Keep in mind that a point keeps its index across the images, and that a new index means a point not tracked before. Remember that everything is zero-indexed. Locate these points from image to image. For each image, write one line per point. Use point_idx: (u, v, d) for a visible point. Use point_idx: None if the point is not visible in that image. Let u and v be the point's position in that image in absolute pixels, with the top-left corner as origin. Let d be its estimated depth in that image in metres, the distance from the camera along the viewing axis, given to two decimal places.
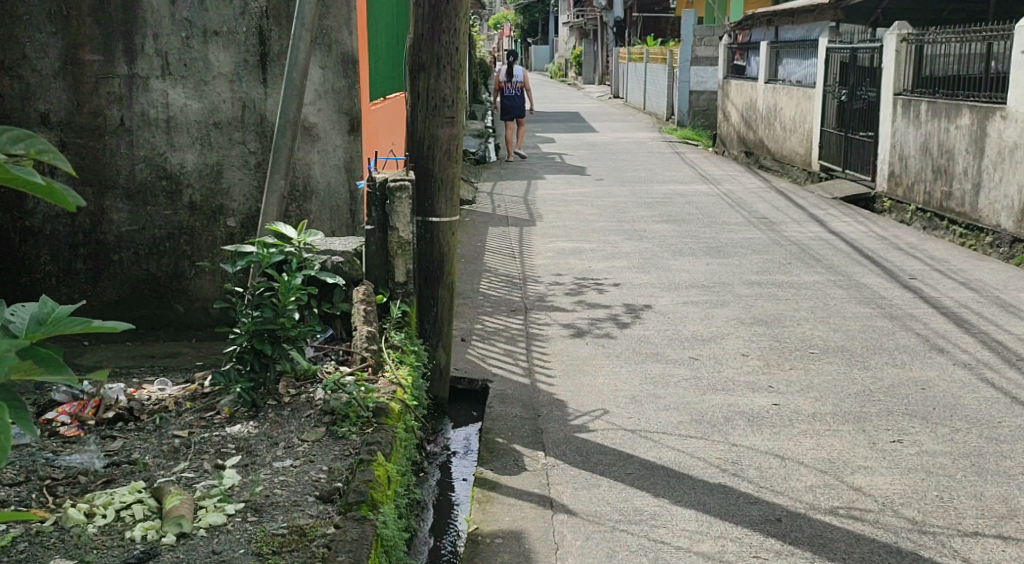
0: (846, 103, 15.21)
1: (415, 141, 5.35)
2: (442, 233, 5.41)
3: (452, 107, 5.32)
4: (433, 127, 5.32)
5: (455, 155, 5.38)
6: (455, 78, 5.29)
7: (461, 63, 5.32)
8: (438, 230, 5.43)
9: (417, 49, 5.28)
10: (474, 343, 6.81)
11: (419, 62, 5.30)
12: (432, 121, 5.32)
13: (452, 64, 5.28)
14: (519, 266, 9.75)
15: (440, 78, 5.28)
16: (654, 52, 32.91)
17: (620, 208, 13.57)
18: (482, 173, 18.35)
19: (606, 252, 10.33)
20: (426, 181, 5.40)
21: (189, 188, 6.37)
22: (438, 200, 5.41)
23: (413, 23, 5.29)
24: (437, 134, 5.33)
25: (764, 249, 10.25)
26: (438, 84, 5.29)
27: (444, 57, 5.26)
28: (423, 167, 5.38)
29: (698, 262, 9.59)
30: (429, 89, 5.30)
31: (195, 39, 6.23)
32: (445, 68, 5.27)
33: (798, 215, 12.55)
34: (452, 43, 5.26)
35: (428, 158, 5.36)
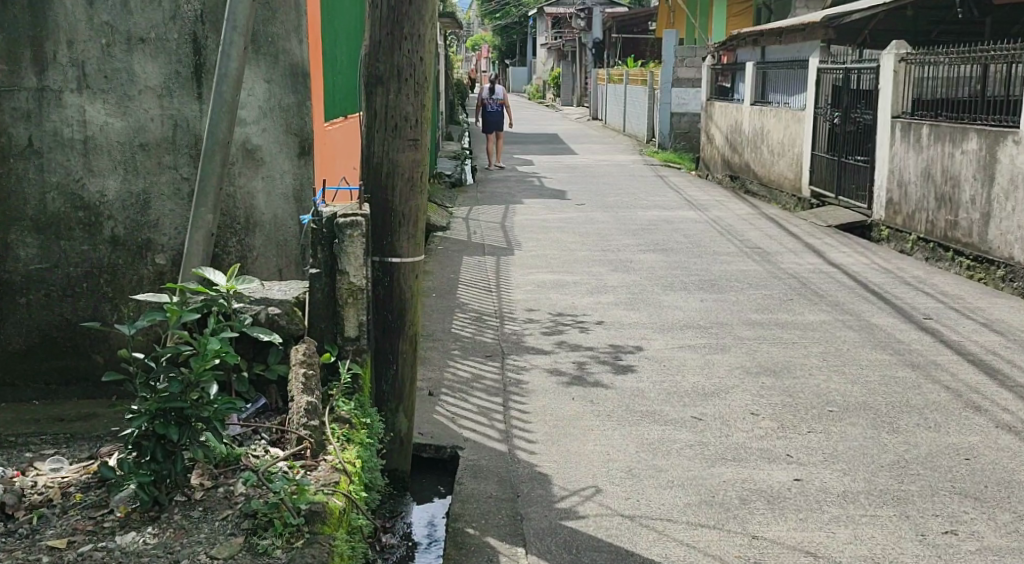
0: (839, 125, 14.48)
1: (372, 168, 4.54)
2: (404, 276, 4.60)
3: (416, 126, 4.51)
4: (395, 149, 4.51)
5: (419, 182, 4.58)
6: (419, 91, 4.49)
7: (427, 75, 4.51)
8: (398, 273, 4.59)
9: (373, 58, 4.47)
10: (442, 396, 5.92)
11: (375, 75, 4.48)
12: (393, 142, 4.50)
13: (416, 76, 4.47)
14: (496, 301, 8.89)
15: (403, 90, 4.47)
16: (633, 73, 32.24)
17: (603, 235, 12.76)
18: (458, 196, 17.54)
19: (590, 286, 9.48)
20: (385, 215, 4.59)
21: (110, 220, 5.50)
22: (399, 238, 4.60)
23: (368, 27, 4.47)
24: (399, 157, 4.51)
25: (761, 283, 9.43)
26: (399, 99, 4.47)
27: (406, 69, 4.45)
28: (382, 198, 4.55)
29: (692, 298, 8.77)
30: (388, 107, 4.49)
31: (117, 46, 5.40)
32: (409, 79, 4.46)
33: (793, 245, 11.77)
34: (416, 50, 4.45)
35: (388, 188, 4.55)
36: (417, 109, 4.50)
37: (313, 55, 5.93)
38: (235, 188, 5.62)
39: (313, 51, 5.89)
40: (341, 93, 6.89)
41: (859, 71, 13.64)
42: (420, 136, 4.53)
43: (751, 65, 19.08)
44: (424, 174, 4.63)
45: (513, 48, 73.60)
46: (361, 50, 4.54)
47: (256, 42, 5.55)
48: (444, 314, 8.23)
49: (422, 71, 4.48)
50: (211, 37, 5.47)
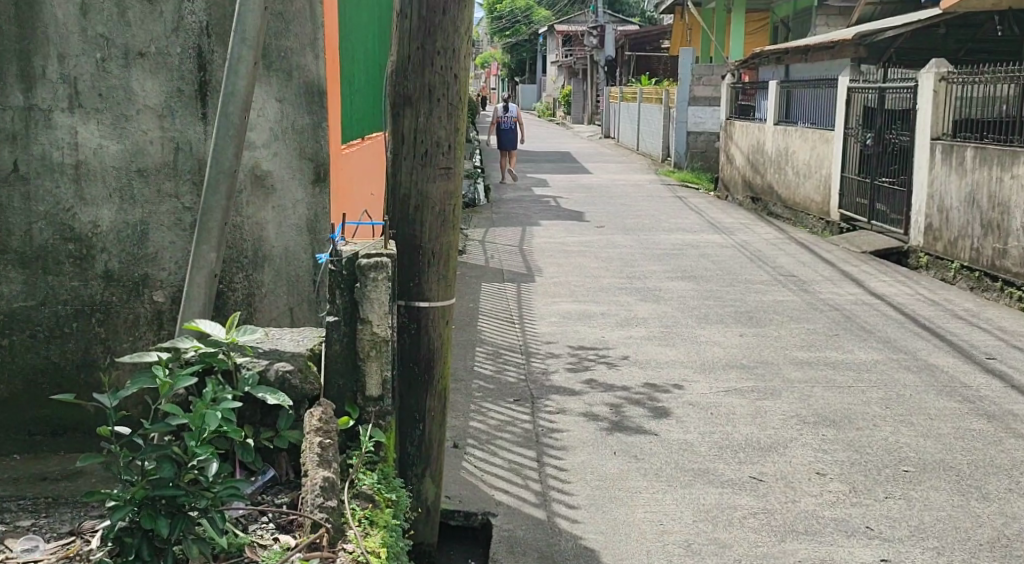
0: (872, 147, 13.93)
1: (399, 201, 4.01)
2: (433, 324, 4.06)
3: (450, 154, 3.99)
4: (426, 180, 3.98)
5: (452, 217, 4.04)
6: (455, 114, 3.97)
7: (462, 97, 3.99)
8: (427, 320, 4.06)
9: (401, 75, 3.94)
10: (470, 449, 5.36)
11: (403, 95, 3.95)
12: (424, 172, 3.97)
13: (452, 95, 3.94)
14: (520, 334, 8.33)
15: (436, 112, 3.94)
16: (648, 91, 31.74)
17: (626, 261, 12.20)
18: (472, 217, 17.00)
19: (619, 318, 8.92)
20: (412, 254, 4.04)
21: (104, 253, 4.95)
22: (428, 281, 4.05)
23: (395, 43, 3.95)
24: (429, 190, 3.98)
25: (802, 317, 8.85)
26: (431, 121, 3.95)
27: (439, 88, 3.93)
28: (410, 235, 4.02)
29: (730, 333, 8.21)
30: (417, 131, 3.96)
31: (114, 62, 4.86)
32: (442, 101, 3.94)
33: (829, 272, 11.21)
34: (451, 67, 3.93)
35: (415, 223, 4.01)
36: (451, 135, 3.98)
37: (331, 72, 5.41)
38: (245, 219, 5.06)
39: (331, 67, 5.38)
40: (358, 113, 6.37)
41: (894, 90, 13.09)
42: (454, 165, 4.01)
43: (775, 85, 18.57)
44: (457, 207, 4.09)
45: (523, 66, 73.32)
46: (387, 66, 4.01)
47: (267, 57, 5.00)
48: (466, 350, 7.66)
49: (458, 90, 3.96)
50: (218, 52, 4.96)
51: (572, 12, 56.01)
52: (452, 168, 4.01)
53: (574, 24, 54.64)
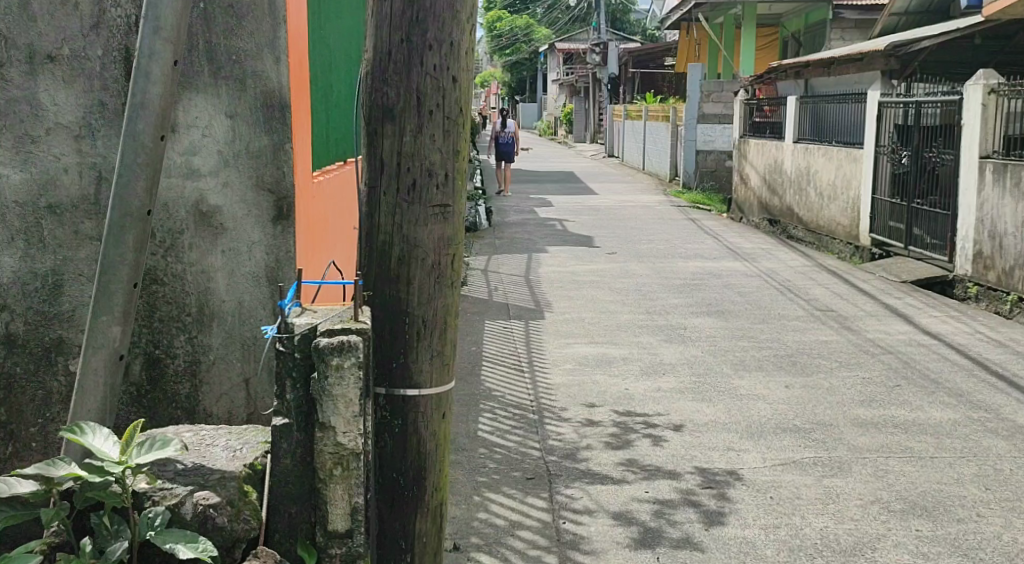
0: (909, 166, 12.87)
1: (380, 255, 2.96)
2: (425, 419, 3.02)
3: (448, 189, 2.94)
4: (416, 224, 2.93)
5: (452, 276, 3.00)
6: (454, 134, 2.93)
7: (464, 110, 2.95)
8: (415, 417, 3.02)
9: (379, 81, 2.90)
10: (479, 556, 4.27)
11: (384, 106, 2.89)
12: (412, 213, 2.93)
13: (449, 108, 2.90)
14: (532, 385, 7.27)
15: (429, 127, 2.89)
16: (653, 109, 30.76)
17: (643, 293, 11.16)
18: (474, 243, 15.94)
19: (643, 364, 7.84)
20: (399, 326, 2.98)
21: (6, 310, 4.05)
22: (418, 365, 2.99)
23: (370, 35, 2.91)
24: (420, 238, 2.94)
25: (853, 363, 7.78)
26: (422, 141, 2.90)
27: (432, 95, 2.88)
28: (392, 301, 2.97)
29: (773, 386, 7.14)
30: (405, 157, 2.90)
31: (18, 69, 3.99)
32: (435, 114, 2.88)
33: (870, 306, 10.15)
34: (447, 68, 2.89)
35: (402, 285, 2.95)
36: (449, 163, 2.94)
37: (298, 83, 4.33)
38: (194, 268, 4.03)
39: (298, 76, 4.30)
40: (333, 136, 5.34)
41: (931, 104, 12.07)
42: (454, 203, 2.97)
43: (795, 100, 17.60)
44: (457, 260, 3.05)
45: (523, 86, 72.58)
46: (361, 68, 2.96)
47: (214, 60, 3.97)
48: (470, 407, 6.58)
49: (458, 99, 2.91)
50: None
51: (573, 31, 55.21)
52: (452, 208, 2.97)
53: (575, 42, 53.78)
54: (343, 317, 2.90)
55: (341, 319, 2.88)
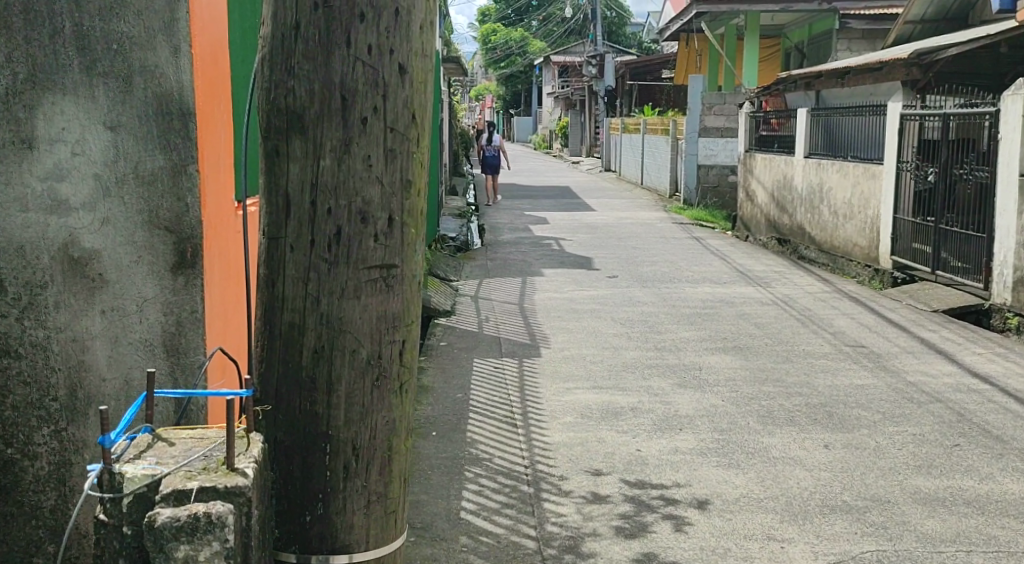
0: (935, 184, 11.83)
1: (293, 326, 3.13)
2: (354, 498, 3.22)
3: (398, 228, 3.10)
4: (349, 284, 3.08)
5: (402, 330, 3.19)
6: (403, 161, 3.06)
7: (417, 124, 3.09)
8: (359, 466, 3.21)
9: (288, 84, 3.01)
10: None
11: (298, 132, 3.01)
12: (348, 260, 3.06)
13: (400, 125, 3.03)
14: (526, 443, 6.22)
15: (368, 150, 3.00)
16: (651, 122, 29.67)
17: (648, 325, 10.11)
18: (465, 264, 14.88)
19: (656, 417, 6.77)
20: (309, 402, 3.16)
21: None
22: (345, 450, 3.19)
23: (268, 22, 3.03)
24: (348, 307, 3.09)
25: (898, 413, 6.73)
26: (363, 162, 3.01)
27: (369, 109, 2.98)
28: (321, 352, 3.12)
29: (811, 445, 6.08)
30: (327, 213, 3.03)
31: None
32: (373, 125, 2.99)
33: (904, 340, 9.12)
34: (384, 70, 2.98)
35: (328, 355, 3.12)
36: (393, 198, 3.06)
37: (210, 96, 4.47)
38: (67, 339, 4.14)
39: (207, 87, 4.41)
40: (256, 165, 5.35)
41: (966, 116, 10.95)
42: (402, 247, 3.13)
43: (806, 113, 16.60)
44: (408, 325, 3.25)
45: (518, 100, 71.56)
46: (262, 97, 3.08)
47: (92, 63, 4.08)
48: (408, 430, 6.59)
49: (405, 114, 3.03)
50: (18, 63, 4.03)
51: (568, 44, 54.11)
52: (399, 256, 3.13)
53: (569, 55, 52.70)
54: (198, 467, 3.12)
55: (195, 472, 3.07)
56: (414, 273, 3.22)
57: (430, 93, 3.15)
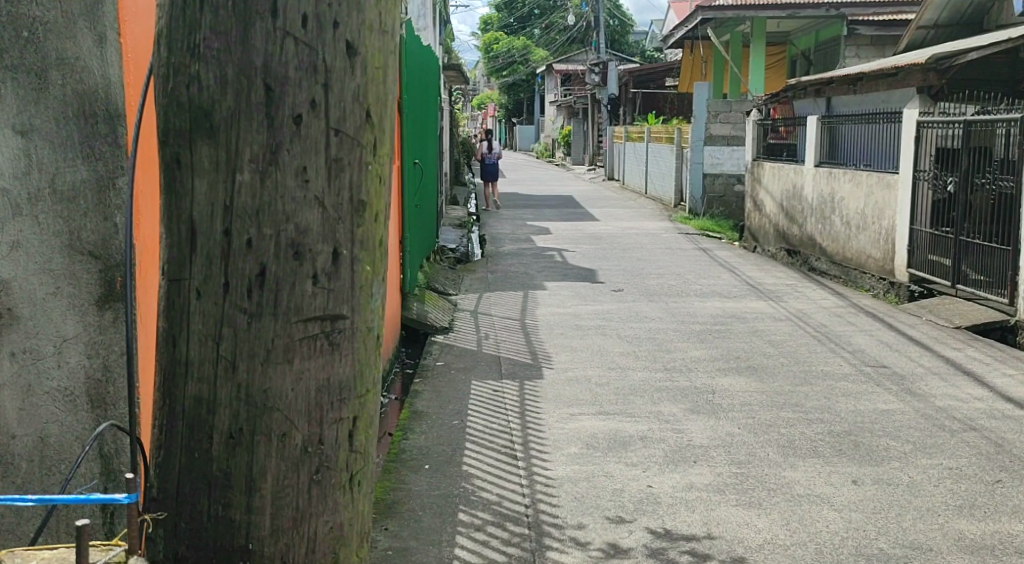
0: (955, 195, 11.36)
1: (208, 387, 2.79)
2: None
3: (346, 259, 2.79)
4: (280, 340, 2.75)
5: (350, 385, 2.89)
6: (351, 176, 2.75)
7: (372, 127, 2.79)
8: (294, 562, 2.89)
9: (195, 84, 2.68)
10: None
11: (212, 145, 2.68)
12: (284, 298, 2.73)
13: (349, 126, 2.73)
14: (530, 480, 5.74)
15: (308, 158, 2.69)
16: (656, 130, 29.18)
17: (656, 344, 9.62)
18: (464, 277, 14.41)
19: (668, 448, 6.30)
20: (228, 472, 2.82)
21: None
22: (278, 527, 2.85)
23: (164, 18, 2.71)
24: (278, 372, 2.77)
25: (930, 443, 6.22)
26: (298, 174, 2.68)
27: (308, 107, 2.67)
28: (253, 407, 2.78)
29: (839, 480, 5.59)
30: (249, 251, 2.70)
31: None
32: (312, 126, 2.68)
33: (927, 359, 8.61)
34: (328, 55, 2.67)
35: (255, 419, 2.78)
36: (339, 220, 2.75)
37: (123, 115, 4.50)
38: None
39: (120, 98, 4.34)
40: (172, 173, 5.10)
41: (983, 124, 10.50)
42: (353, 284, 2.82)
43: (815, 120, 16.13)
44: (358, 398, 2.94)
45: (521, 108, 71.16)
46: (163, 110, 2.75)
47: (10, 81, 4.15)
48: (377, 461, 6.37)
49: (357, 116, 2.74)
50: None
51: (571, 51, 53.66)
52: (348, 298, 2.82)
53: (571, 63, 52.25)
54: None
55: None
56: (369, 313, 2.92)
57: (388, 90, 2.85)
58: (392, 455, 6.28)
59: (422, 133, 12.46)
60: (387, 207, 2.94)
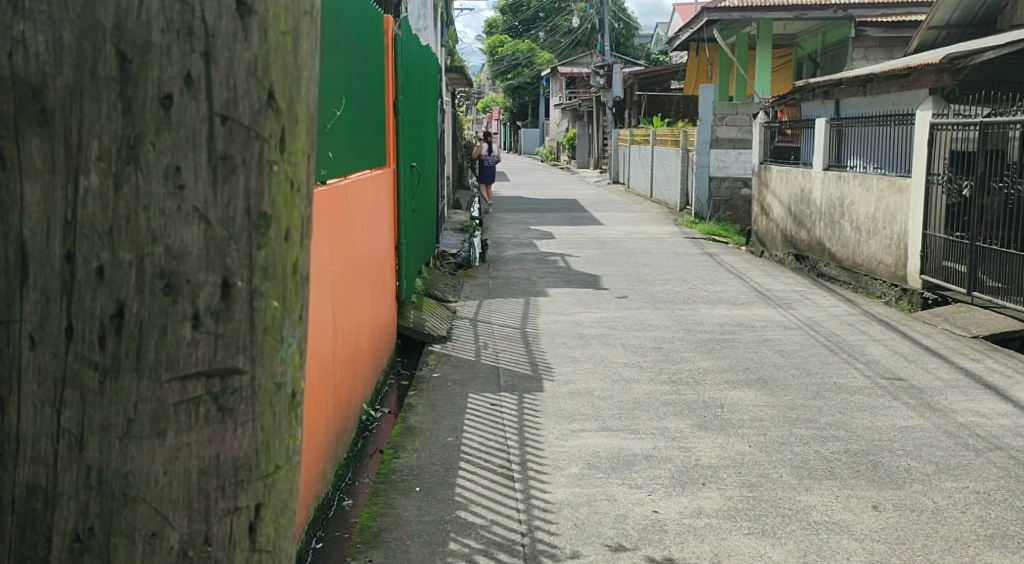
0: (971, 199, 10.97)
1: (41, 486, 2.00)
2: None
3: (241, 294, 2.00)
4: (136, 414, 1.96)
5: (250, 473, 2.09)
6: (245, 181, 1.98)
7: (277, 113, 2.02)
8: None
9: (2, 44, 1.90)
10: None
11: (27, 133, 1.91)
12: (148, 354, 1.95)
13: (241, 109, 1.96)
14: (525, 504, 5.36)
15: (185, 157, 1.92)
16: (660, 133, 28.83)
17: (661, 354, 9.25)
18: (464, 283, 14.04)
19: (674, 469, 5.92)
20: None
21: None
22: None
23: None
24: (137, 465, 1.98)
25: (954, 463, 5.85)
26: (168, 177, 1.91)
27: (183, 87, 1.90)
28: (109, 508, 1.99)
29: (857, 505, 5.22)
30: (87, 291, 1.93)
31: None
32: (187, 109, 1.91)
33: (945, 371, 8.24)
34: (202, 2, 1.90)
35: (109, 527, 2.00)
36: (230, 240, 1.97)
37: None
38: None
39: None
40: None
41: (1000, 126, 10.11)
42: (254, 327, 2.04)
43: (824, 123, 15.74)
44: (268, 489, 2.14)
45: (525, 111, 70.89)
46: None
47: None
48: (363, 483, 6.04)
49: (257, 98, 1.97)
50: None
51: (575, 55, 53.39)
52: (246, 346, 2.03)
53: (575, 66, 51.97)
54: None
55: None
56: (280, 362, 2.12)
57: (301, 65, 2.08)
58: (381, 476, 5.89)
59: (420, 136, 12.17)
60: (304, 219, 2.16)
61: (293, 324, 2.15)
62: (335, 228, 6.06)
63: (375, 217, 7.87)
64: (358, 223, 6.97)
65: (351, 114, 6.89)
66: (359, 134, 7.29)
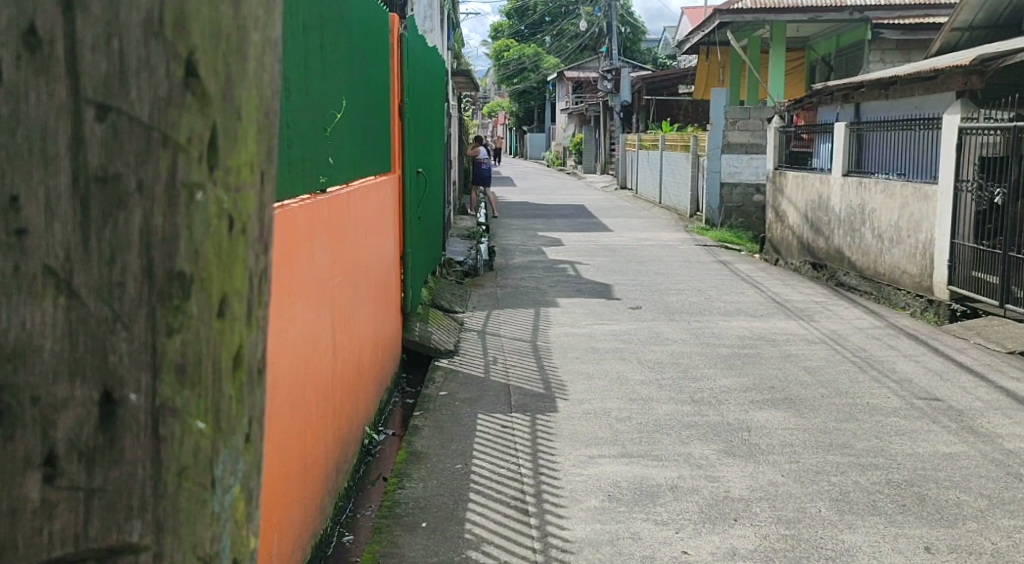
0: (1003, 207, 10.49)
1: None
2: None
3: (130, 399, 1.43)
4: None
5: None
6: (139, 218, 1.40)
7: (199, 101, 1.45)
8: None
9: None
10: None
11: None
12: None
13: (132, 101, 1.38)
14: (543, 543, 4.89)
15: (33, 176, 1.35)
16: (670, 138, 28.38)
17: (681, 371, 8.78)
18: (471, 292, 13.58)
19: (703, 502, 5.45)
20: None
21: None
22: None
23: None
24: None
25: (1008, 497, 5.38)
26: (6, 211, 1.35)
27: (23, 53, 1.34)
28: None
29: (908, 545, 4.76)
30: None
31: None
32: (37, 97, 1.35)
33: (983, 391, 7.76)
34: None
35: None
36: (114, 324, 1.41)
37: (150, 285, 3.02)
38: None
39: None
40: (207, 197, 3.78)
41: None
42: (157, 473, 1.47)
43: (843, 127, 15.27)
44: None
45: (530, 116, 70.46)
46: None
47: None
48: (365, 515, 5.57)
49: (160, 72, 1.40)
50: None
51: (582, 59, 52.95)
52: (141, 507, 1.46)
53: (583, 71, 51.53)
54: None
55: None
56: (205, 527, 1.54)
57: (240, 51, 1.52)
58: (384, 509, 5.41)
59: (427, 140, 11.72)
60: (250, 290, 1.58)
61: (230, 452, 1.58)
62: (333, 240, 5.52)
63: (378, 226, 7.38)
64: (359, 234, 6.47)
65: (353, 119, 6.38)
66: (362, 138, 6.81)
